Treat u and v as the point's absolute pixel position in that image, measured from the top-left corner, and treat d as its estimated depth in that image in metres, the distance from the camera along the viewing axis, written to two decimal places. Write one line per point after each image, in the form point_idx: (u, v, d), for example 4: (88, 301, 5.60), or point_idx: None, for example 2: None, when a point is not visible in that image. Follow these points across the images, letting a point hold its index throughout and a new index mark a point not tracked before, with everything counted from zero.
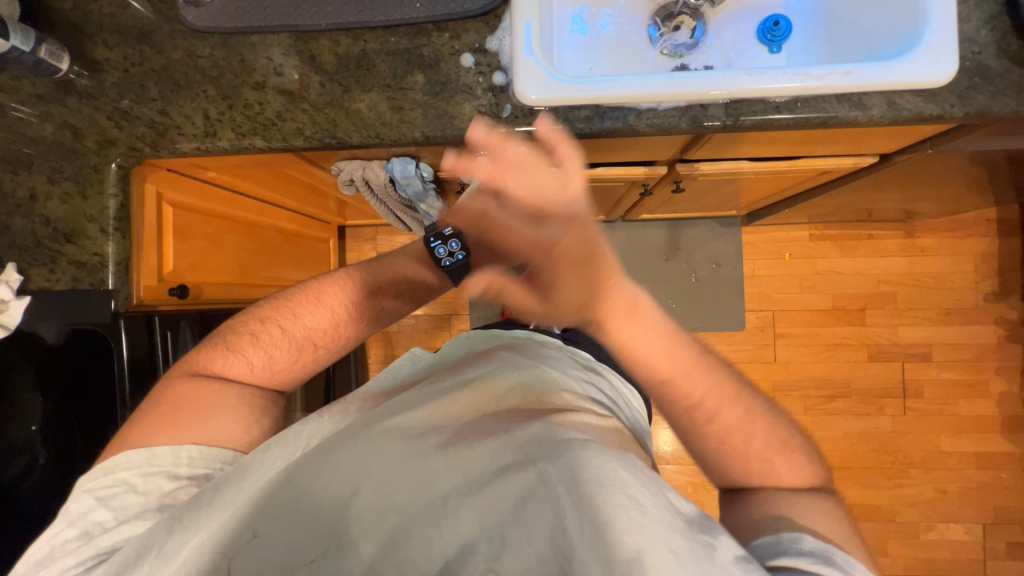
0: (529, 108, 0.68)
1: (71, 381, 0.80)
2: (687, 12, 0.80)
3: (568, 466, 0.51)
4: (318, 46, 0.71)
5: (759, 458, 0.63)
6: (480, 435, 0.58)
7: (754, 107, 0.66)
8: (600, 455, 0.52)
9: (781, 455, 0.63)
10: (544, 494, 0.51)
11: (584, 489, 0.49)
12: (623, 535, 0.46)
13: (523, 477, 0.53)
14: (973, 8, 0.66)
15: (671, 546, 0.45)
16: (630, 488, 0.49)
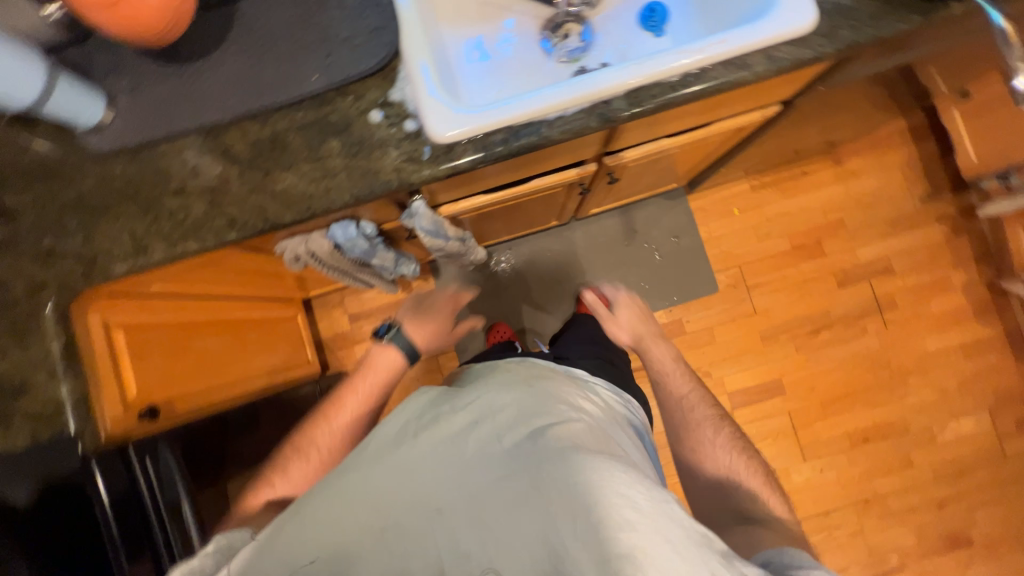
0: (447, 145, 0.69)
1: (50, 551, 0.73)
2: (572, 19, 0.90)
3: (561, 473, 0.58)
4: (228, 139, 0.72)
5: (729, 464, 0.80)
6: (480, 453, 0.62)
7: (652, 92, 0.70)
8: (596, 463, 0.58)
9: (759, 485, 0.77)
10: (537, 499, 0.57)
11: (576, 493, 0.56)
12: (611, 527, 0.54)
13: (517, 486, 0.58)
14: None
15: (657, 533, 0.53)
16: (619, 489, 0.56)
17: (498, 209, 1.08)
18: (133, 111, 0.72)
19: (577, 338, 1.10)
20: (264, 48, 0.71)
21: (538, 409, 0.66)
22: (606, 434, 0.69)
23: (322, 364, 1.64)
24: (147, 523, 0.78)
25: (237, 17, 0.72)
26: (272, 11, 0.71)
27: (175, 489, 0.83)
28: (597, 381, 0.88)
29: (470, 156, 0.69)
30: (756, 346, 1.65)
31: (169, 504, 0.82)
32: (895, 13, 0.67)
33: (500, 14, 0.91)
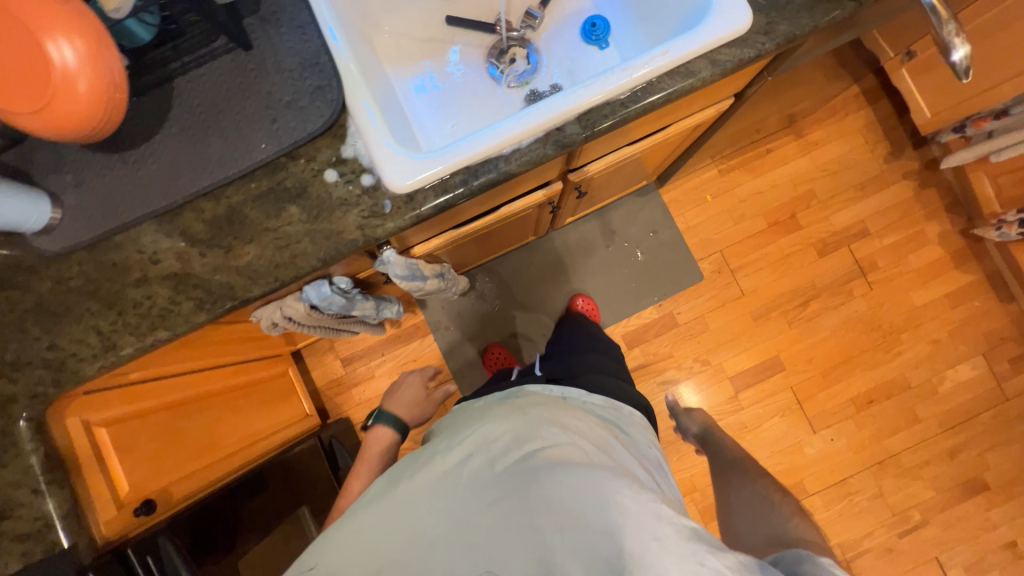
0: (407, 194, 0.68)
1: None
2: (515, 43, 0.90)
3: (551, 489, 0.62)
4: (184, 220, 0.70)
5: (765, 499, 0.86)
6: (476, 481, 0.67)
7: (604, 112, 0.69)
8: (581, 475, 0.62)
9: (791, 511, 0.78)
10: (529, 515, 0.62)
11: (564, 507, 0.61)
12: (597, 535, 0.58)
13: (512, 504, 0.63)
14: None
15: (643, 537, 0.55)
16: (606, 500, 0.59)
17: (471, 238, 1.06)
18: (81, 206, 0.69)
19: (575, 354, 1.08)
20: (208, 123, 0.69)
21: (528, 431, 0.70)
22: (600, 444, 0.72)
23: (321, 414, 1.61)
24: None
25: (175, 96, 0.70)
26: (210, 84, 0.70)
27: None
28: (597, 398, 0.89)
29: (431, 202, 0.68)
30: (749, 326, 1.65)
31: None
32: (828, 1, 0.68)
33: (445, 48, 0.91)
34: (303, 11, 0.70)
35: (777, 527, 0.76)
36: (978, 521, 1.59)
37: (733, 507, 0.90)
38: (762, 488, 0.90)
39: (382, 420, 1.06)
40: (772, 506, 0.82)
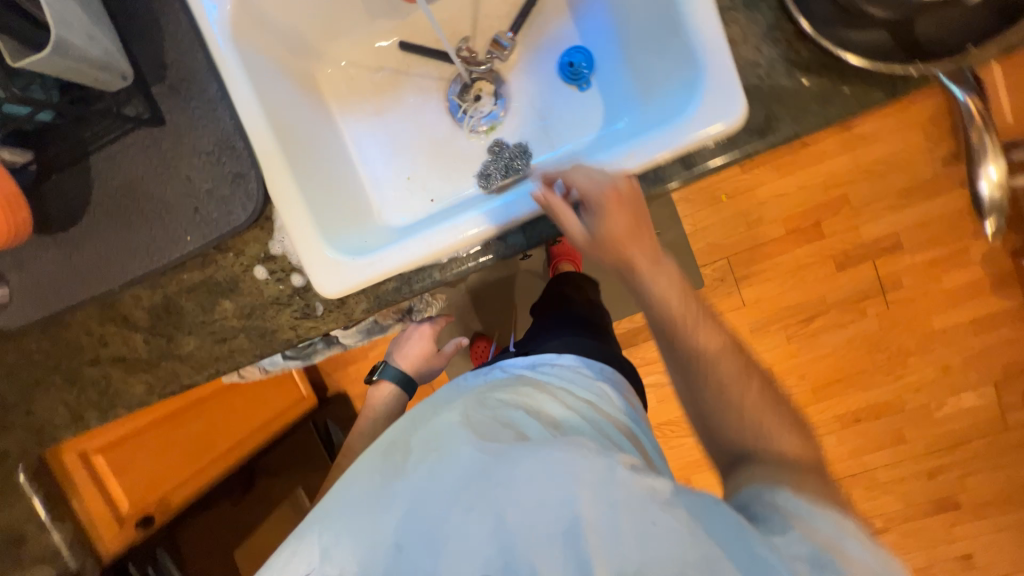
0: (338, 298, 0.64)
1: None
2: (482, 77, 0.77)
3: (510, 475, 0.45)
4: (124, 306, 0.69)
5: (666, 314, 0.55)
6: (424, 477, 0.49)
7: (553, 223, 0.61)
8: (549, 457, 0.46)
9: (711, 325, 0.55)
10: (491, 502, 0.44)
11: (533, 501, 0.44)
12: (646, 556, 0.38)
13: (467, 503, 0.45)
14: (746, 27, 0.55)
15: (605, 495, 0.43)
16: (594, 489, 0.43)
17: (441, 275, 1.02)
18: (26, 286, 0.69)
19: (544, 331, 0.86)
20: (131, 209, 0.65)
21: (495, 404, 0.55)
22: (571, 408, 0.57)
23: None
24: None
25: (94, 175, 0.65)
26: (127, 164, 0.64)
27: None
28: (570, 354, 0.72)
29: (363, 309, 0.65)
30: (745, 337, 1.59)
31: None
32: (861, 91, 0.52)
33: (399, 81, 0.78)
34: (214, 84, 0.62)
35: (692, 356, 0.55)
36: (939, 534, 1.64)
37: (688, 396, 0.56)
38: (717, 336, 0.55)
39: (386, 375, 0.86)
40: (693, 349, 0.55)
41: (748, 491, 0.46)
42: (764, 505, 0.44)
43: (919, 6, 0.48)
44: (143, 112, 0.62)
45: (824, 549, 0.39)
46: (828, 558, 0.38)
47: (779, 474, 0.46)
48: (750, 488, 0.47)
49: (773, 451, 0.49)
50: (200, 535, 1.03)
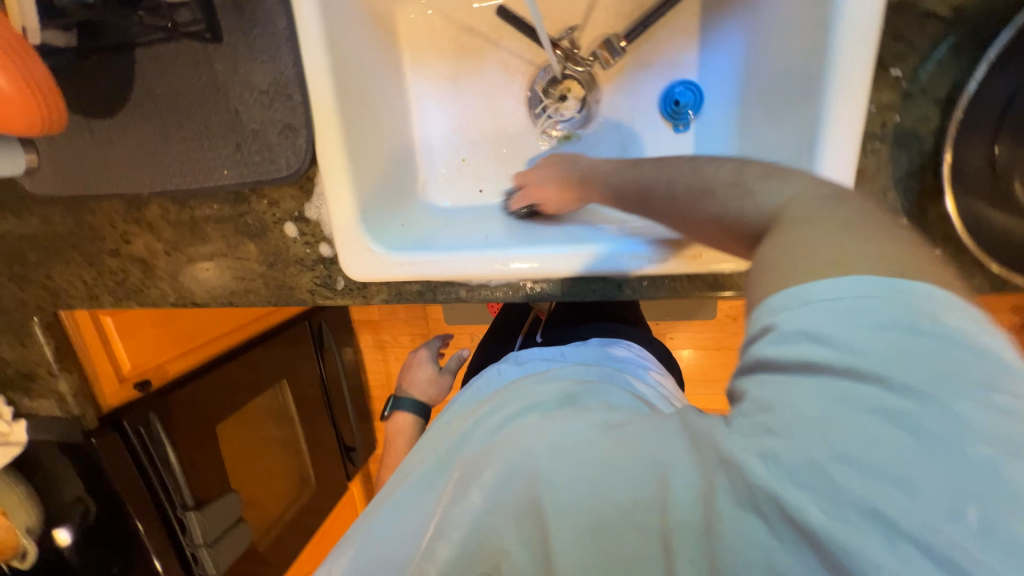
0: (361, 281, 0.64)
1: (105, 477, 0.90)
2: (575, 77, 0.67)
3: (494, 442, 0.42)
4: (150, 213, 0.68)
5: (703, 215, 0.40)
6: (433, 467, 0.48)
7: (593, 285, 0.60)
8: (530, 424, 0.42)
9: (763, 182, 0.37)
10: (476, 466, 0.42)
11: (511, 456, 0.39)
12: (598, 487, 0.34)
13: (459, 476, 0.44)
14: (883, 162, 0.48)
15: (572, 463, 0.36)
16: (540, 435, 0.39)
17: None
18: (54, 159, 0.67)
19: (573, 329, 0.79)
20: (171, 121, 0.61)
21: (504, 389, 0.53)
22: (554, 373, 0.52)
23: None
24: (145, 470, 0.95)
25: (138, 73, 0.60)
26: (174, 73, 0.59)
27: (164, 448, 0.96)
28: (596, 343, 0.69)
29: (382, 299, 0.65)
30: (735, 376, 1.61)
31: (161, 457, 0.96)
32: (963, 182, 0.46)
33: (485, 49, 0.69)
34: (283, 19, 0.56)
35: (722, 223, 0.38)
36: None
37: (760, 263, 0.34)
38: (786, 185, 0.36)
39: (401, 408, 0.86)
40: (728, 208, 0.38)
41: (753, 357, 0.31)
42: (794, 348, 0.29)
43: None
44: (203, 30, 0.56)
45: (913, 370, 0.26)
46: (926, 384, 0.25)
47: (831, 229, 0.31)
48: (766, 297, 0.31)
49: (761, 208, 0.36)
50: (198, 405, 1.04)
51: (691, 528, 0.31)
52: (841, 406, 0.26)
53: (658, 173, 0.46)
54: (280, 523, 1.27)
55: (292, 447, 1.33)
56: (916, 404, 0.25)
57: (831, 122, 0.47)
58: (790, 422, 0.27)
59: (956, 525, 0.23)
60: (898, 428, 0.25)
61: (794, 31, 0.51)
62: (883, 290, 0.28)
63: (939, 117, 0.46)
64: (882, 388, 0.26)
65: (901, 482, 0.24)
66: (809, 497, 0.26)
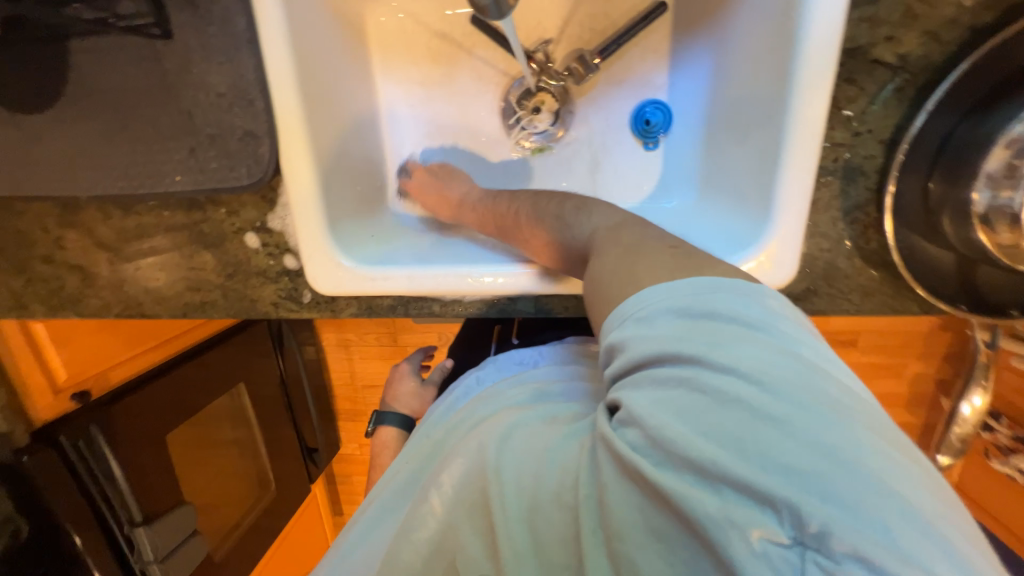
0: (329, 295, 0.62)
1: (38, 492, 0.78)
2: (549, 90, 0.67)
3: (463, 444, 0.44)
4: (90, 217, 0.63)
5: (550, 246, 0.52)
6: (409, 473, 0.49)
7: (565, 303, 0.61)
8: (490, 423, 0.44)
9: (582, 218, 0.50)
10: (443, 470, 0.42)
11: (467, 453, 0.41)
12: (538, 474, 0.35)
13: (429, 480, 0.44)
14: (834, 195, 0.52)
15: (506, 452, 0.38)
16: (499, 432, 0.41)
17: None
18: None
19: (542, 330, 0.79)
20: (114, 121, 0.56)
21: (479, 397, 0.53)
22: (522, 378, 0.53)
23: None
24: (85, 485, 0.84)
25: (73, 67, 0.54)
26: (116, 70, 0.54)
27: (107, 463, 0.85)
28: (587, 344, 0.66)
29: (351, 313, 0.63)
30: None
31: (105, 472, 0.85)
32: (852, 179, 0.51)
33: (458, 56, 0.67)
34: (242, 18, 0.52)
35: (557, 247, 0.52)
36: None
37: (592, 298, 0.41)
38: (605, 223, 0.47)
39: (386, 422, 0.86)
40: (561, 235, 0.51)
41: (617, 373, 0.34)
42: (641, 352, 0.32)
43: (991, 257, 0.46)
44: (151, 24, 0.53)
45: (730, 355, 0.29)
46: (744, 360, 0.29)
47: (630, 250, 0.40)
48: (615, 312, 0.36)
49: (580, 236, 0.49)
50: (146, 413, 0.93)
51: (592, 507, 0.31)
52: (677, 389, 0.30)
53: (510, 201, 0.59)
54: (241, 527, 1.20)
55: (247, 449, 1.23)
56: (732, 377, 0.28)
57: (788, 155, 0.50)
58: (640, 410, 0.30)
59: (789, 475, 0.25)
60: (722, 403, 0.28)
61: (756, 62, 0.53)
62: (709, 293, 0.32)
63: (883, 155, 0.50)
64: (711, 368, 0.29)
65: (737, 444, 0.26)
66: (665, 469, 0.28)
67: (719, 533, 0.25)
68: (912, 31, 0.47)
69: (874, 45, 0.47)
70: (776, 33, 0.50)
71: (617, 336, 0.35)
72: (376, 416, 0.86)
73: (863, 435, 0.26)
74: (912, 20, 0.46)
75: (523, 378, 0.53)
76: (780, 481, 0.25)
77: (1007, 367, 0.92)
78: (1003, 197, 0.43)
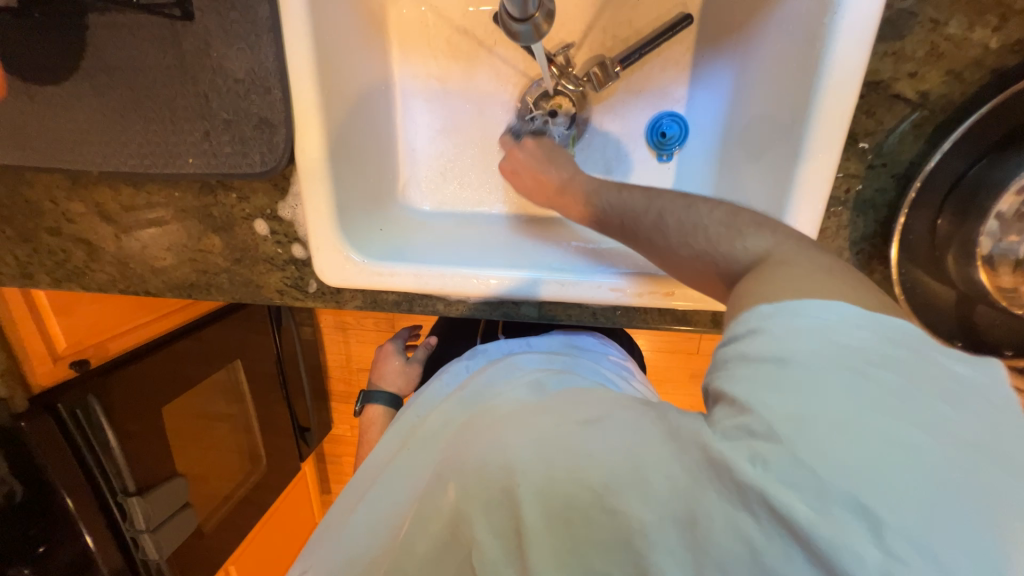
0: (334, 287, 0.62)
1: (35, 454, 0.79)
2: (568, 95, 0.66)
3: (473, 434, 0.43)
4: (99, 193, 0.63)
5: (691, 260, 0.44)
6: (416, 460, 0.49)
7: (568, 309, 0.62)
8: (500, 417, 0.43)
9: (743, 233, 0.42)
10: (454, 459, 0.41)
11: (483, 449, 0.39)
12: (579, 468, 0.34)
13: (437, 470, 0.43)
14: (842, 225, 0.52)
15: (529, 446, 0.37)
16: (520, 431, 0.39)
17: None
18: None
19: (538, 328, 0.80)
20: (129, 98, 0.56)
21: (482, 386, 0.52)
22: (534, 368, 0.53)
23: None
24: (80, 455, 0.84)
25: (92, 43, 0.54)
26: (134, 47, 0.54)
27: (103, 433, 0.86)
28: (589, 341, 0.67)
29: (356, 304, 0.63)
30: None
31: (102, 441, 0.86)
32: (865, 210, 0.51)
33: (478, 53, 0.67)
34: (265, 5, 0.52)
35: (705, 262, 0.43)
36: None
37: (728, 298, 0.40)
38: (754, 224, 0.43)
39: (373, 401, 0.84)
40: (717, 249, 0.42)
41: (728, 355, 0.35)
42: (763, 358, 0.32)
43: (991, 298, 0.47)
44: (172, 5, 0.52)
45: (896, 408, 0.28)
46: (885, 383, 0.29)
47: (814, 277, 0.35)
48: (750, 314, 0.35)
49: (746, 253, 0.40)
50: (143, 385, 0.93)
51: (671, 523, 0.31)
52: (812, 399, 0.29)
53: (649, 202, 0.49)
54: (231, 500, 1.21)
55: (242, 423, 1.24)
56: (869, 391, 0.28)
57: (803, 176, 0.50)
58: (774, 422, 0.29)
59: (907, 501, 0.26)
60: (856, 431, 0.27)
61: (777, 85, 0.53)
62: (861, 320, 0.32)
63: (894, 191, 0.51)
64: (846, 385, 0.29)
65: (874, 469, 0.26)
66: (809, 506, 0.27)
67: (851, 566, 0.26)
68: (936, 68, 0.47)
69: (896, 79, 0.48)
70: (800, 57, 0.49)
71: (747, 341, 0.34)
72: (364, 395, 0.85)
73: (980, 471, 0.26)
74: (937, 57, 0.46)
75: (526, 369, 0.53)
76: (920, 520, 0.25)
77: None
78: (1010, 241, 0.44)
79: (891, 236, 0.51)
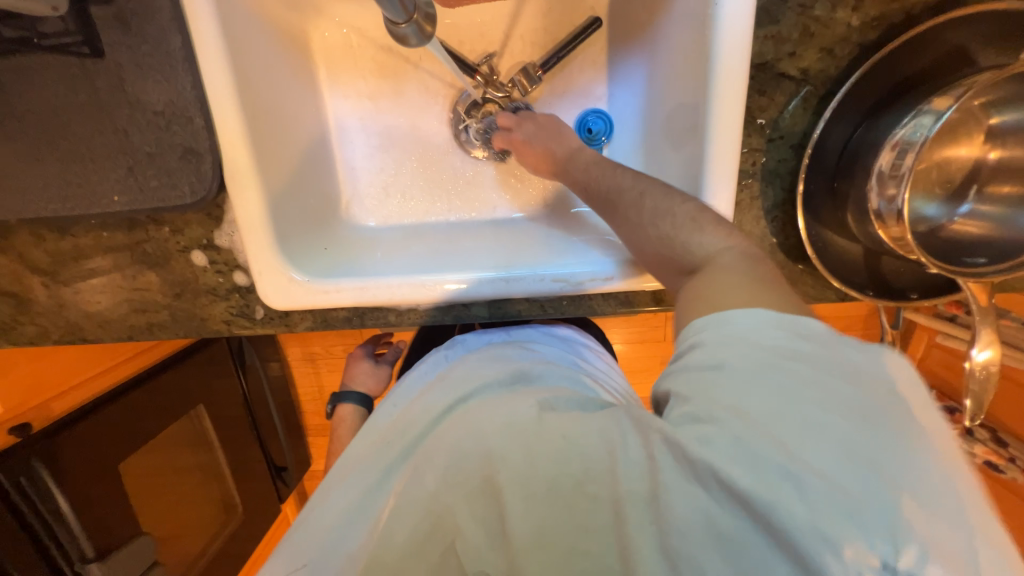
0: (282, 311, 0.62)
1: None
2: (495, 100, 0.69)
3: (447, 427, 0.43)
4: (21, 241, 0.60)
5: (655, 247, 0.47)
6: (377, 465, 0.47)
7: (517, 305, 0.63)
8: (471, 408, 0.44)
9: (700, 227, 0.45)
10: (429, 454, 0.42)
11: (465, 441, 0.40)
12: (560, 458, 0.35)
13: (410, 469, 0.43)
14: (755, 196, 0.56)
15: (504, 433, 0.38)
16: (493, 420, 0.40)
17: None
18: None
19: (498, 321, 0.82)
20: (43, 140, 0.54)
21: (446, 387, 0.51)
22: (505, 358, 0.53)
23: None
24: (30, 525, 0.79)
25: None
26: (43, 87, 0.53)
27: (55, 499, 0.80)
28: (558, 329, 0.67)
29: (306, 325, 0.63)
30: None
31: (54, 507, 0.81)
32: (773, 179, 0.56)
33: (405, 69, 0.68)
34: (178, 36, 0.52)
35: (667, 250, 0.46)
36: None
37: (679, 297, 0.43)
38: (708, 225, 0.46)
39: (344, 400, 0.82)
40: (679, 237, 0.46)
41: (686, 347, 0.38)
42: (704, 363, 0.35)
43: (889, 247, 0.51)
44: (79, 43, 0.52)
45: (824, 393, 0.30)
46: (800, 372, 0.32)
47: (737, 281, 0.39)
48: (687, 331, 0.39)
49: (703, 247, 0.44)
50: (96, 442, 0.88)
51: (641, 504, 0.32)
52: (747, 399, 0.31)
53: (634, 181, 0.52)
54: (206, 556, 1.15)
55: (212, 473, 1.18)
56: (792, 380, 0.31)
57: (711, 155, 0.54)
58: (716, 411, 0.32)
59: (851, 478, 0.27)
60: (796, 417, 0.30)
61: (681, 76, 0.57)
62: (779, 322, 0.35)
63: (794, 160, 0.55)
64: (779, 381, 0.31)
65: (830, 461, 0.28)
66: (752, 477, 0.29)
67: (810, 546, 0.27)
68: (810, 48, 0.52)
69: (779, 60, 0.52)
70: (695, 48, 0.54)
71: (690, 351, 0.37)
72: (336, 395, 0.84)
73: (913, 454, 0.28)
74: (809, 37, 0.51)
75: (484, 367, 0.52)
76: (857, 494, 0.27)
77: (934, 345, 1.01)
78: (890, 194, 0.47)
79: (797, 202, 0.55)
